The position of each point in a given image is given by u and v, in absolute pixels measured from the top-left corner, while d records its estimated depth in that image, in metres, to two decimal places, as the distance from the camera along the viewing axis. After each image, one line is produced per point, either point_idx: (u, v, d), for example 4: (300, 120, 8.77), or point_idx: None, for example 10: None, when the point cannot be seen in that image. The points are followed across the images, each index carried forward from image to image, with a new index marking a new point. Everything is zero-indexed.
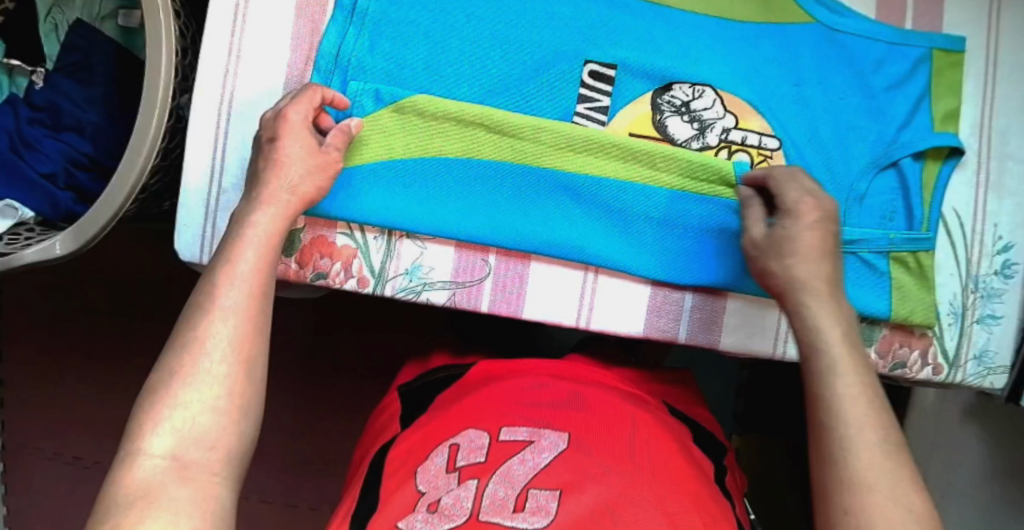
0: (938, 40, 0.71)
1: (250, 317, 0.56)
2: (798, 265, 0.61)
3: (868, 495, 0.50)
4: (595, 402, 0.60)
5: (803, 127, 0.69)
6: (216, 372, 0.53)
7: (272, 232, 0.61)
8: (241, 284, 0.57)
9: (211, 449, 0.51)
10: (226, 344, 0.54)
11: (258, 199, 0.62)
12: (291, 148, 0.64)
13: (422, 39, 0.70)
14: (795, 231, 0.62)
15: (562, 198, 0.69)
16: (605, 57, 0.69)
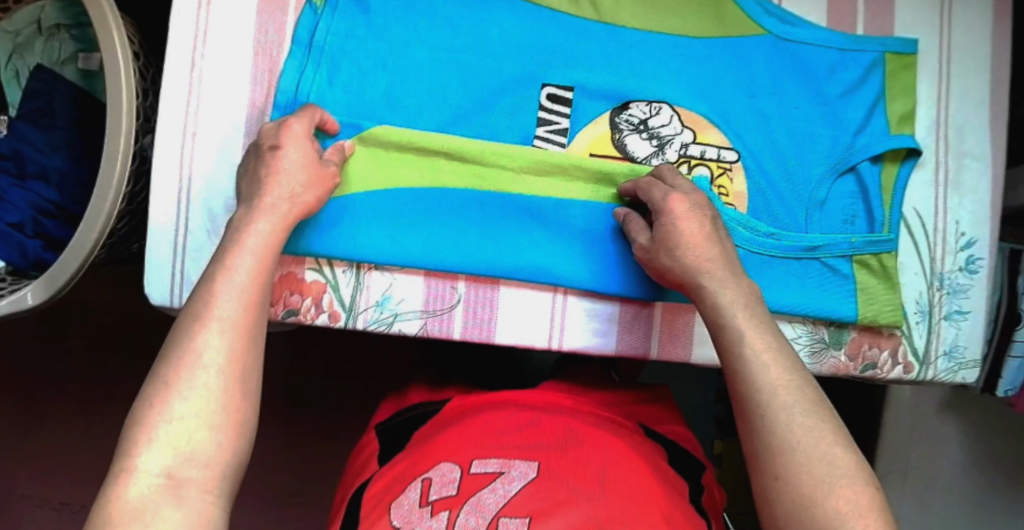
0: (891, 44, 0.72)
1: (241, 329, 0.55)
2: (686, 256, 0.61)
3: (802, 487, 0.51)
4: (566, 431, 0.62)
5: (760, 138, 0.70)
6: (210, 385, 0.52)
7: (268, 240, 0.59)
8: (234, 293, 0.55)
9: (204, 467, 0.50)
10: (219, 356, 0.53)
11: (256, 208, 0.60)
12: (292, 156, 0.62)
13: (381, 72, 0.70)
14: (676, 229, 0.62)
15: (526, 221, 0.70)
16: (563, 80, 0.70)
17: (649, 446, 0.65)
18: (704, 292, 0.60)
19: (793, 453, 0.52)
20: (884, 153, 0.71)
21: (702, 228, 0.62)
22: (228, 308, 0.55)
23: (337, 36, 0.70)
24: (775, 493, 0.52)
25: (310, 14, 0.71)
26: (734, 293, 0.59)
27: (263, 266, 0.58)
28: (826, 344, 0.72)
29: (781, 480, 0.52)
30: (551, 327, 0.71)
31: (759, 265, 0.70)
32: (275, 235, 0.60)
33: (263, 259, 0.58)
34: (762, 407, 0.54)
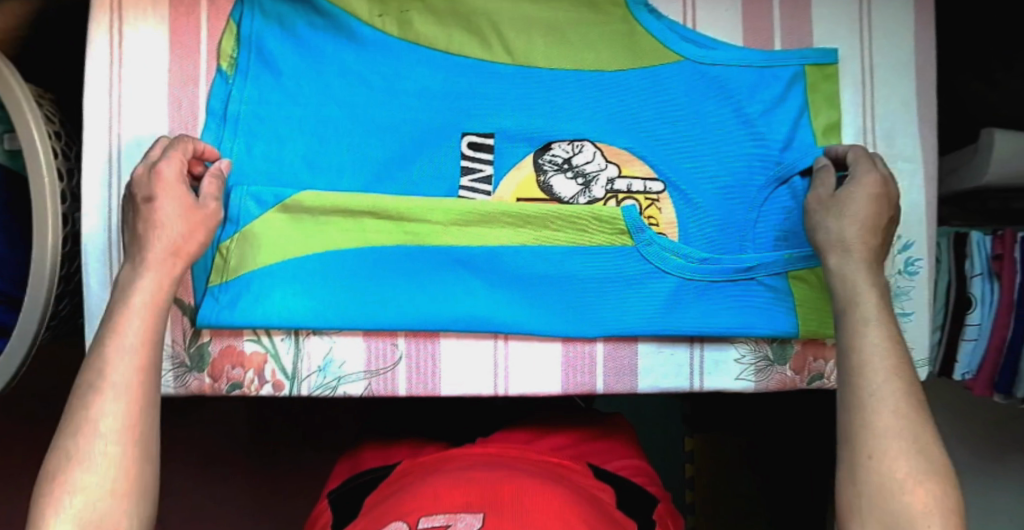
0: (810, 56, 0.71)
1: (137, 394, 0.58)
2: (849, 226, 0.65)
3: (888, 466, 0.55)
4: (497, 484, 0.67)
5: (687, 163, 0.70)
6: (109, 454, 0.56)
7: (154, 297, 0.62)
8: (125, 356, 0.59)
9: None
10: (117, 423, 0.57)
11: (140, 263, 0.63)
12: (168, 208, 0.64)
13: (298, 136, 0.69)
14: (855, 198, 0.65)
15: (460, 272, 0.69)
16: (482, 127, 0.69)
17: (582, 486, 0.70)
18: (840, 270, 0.64)
19: (880, 434, 0.56)
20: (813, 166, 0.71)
21: (874, 204, 0.65)
22: (126, 377, 0.58)
23: (252, 104, 0.70)
24: (865, 473, 0.56)
25: (222, 84, 0.70)
26: (857, 268, 0.63)
27: (153, 323, 0.61)
28: (770, 362, 0.72)
29: (861, 463, 0.56)
30: (495, 373, 0.71)
31: (697, 291, 0.70)
32: (156, 283, 0.63)
33: (151, 320, 0.61)
34: (872, 384, 0.58)
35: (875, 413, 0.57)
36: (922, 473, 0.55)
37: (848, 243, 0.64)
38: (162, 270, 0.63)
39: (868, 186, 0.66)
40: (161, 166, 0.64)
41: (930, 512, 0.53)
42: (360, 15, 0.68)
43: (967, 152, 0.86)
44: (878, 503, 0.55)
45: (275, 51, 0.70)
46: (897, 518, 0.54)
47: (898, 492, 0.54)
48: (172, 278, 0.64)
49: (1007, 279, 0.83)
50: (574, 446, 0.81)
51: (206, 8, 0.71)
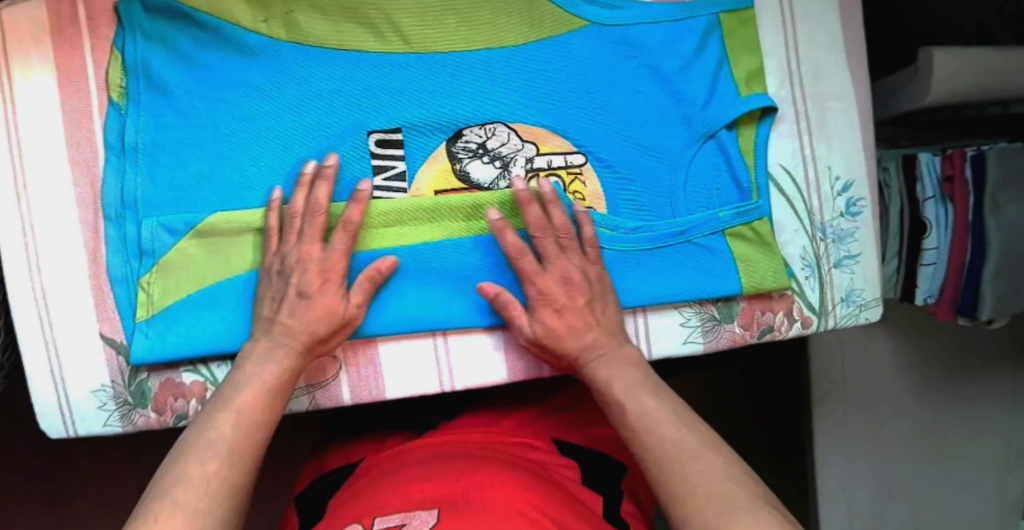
0: (722, 3, 0.69)
1: (241, 455, 0.56)
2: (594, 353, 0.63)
3: None
4: (463, 476, 0.62)
5: (606, 132, 0.68)
6: (190, 516, 0.51)
7: (275, 373, 0.61)
8: (233, 416, 0.58)
9: None
10: (208, 481, 0.53)
11: (275, 345, 0.63)
12: (310, 311, 0.63)
13: (203, 157, 0.67)
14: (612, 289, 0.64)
15: (388, 274, 0.67)
16: (387, 123, 0.67)
17: (541, 468, 0.67)
18: (595, 369, 0.63)
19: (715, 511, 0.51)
20: (739, 117, 0.68)
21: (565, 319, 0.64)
22: (236, 437, 0.57)
23: (149, 132, 0.67)
24: None
25: (116, 116, 0.68)
26: (613, 369, 0.62)
27: (262, 397, 0.60)
28: (717, 321, 0.70)
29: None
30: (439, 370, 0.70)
31: (632, 264, 0.68)
32: (279, 367, 0.62)
33: (256, 394, 0.60)
34: (689, 470, 0.53)
35: (682, 502, 0.52)
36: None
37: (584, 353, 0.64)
38: (288, 351, 0.63)
39: (574, 291, 0.64)
40: (312, 251, 0.63)
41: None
42: (245, 23, 0.65)
43: (908, 73, 0.83)
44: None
45: (164, 74, 0.66)
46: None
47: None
48: (293, 360, 0.63)
49: (960, 200, 0.79)
50: (530, 425, 0.76)
51: (88, 41, 0.68)
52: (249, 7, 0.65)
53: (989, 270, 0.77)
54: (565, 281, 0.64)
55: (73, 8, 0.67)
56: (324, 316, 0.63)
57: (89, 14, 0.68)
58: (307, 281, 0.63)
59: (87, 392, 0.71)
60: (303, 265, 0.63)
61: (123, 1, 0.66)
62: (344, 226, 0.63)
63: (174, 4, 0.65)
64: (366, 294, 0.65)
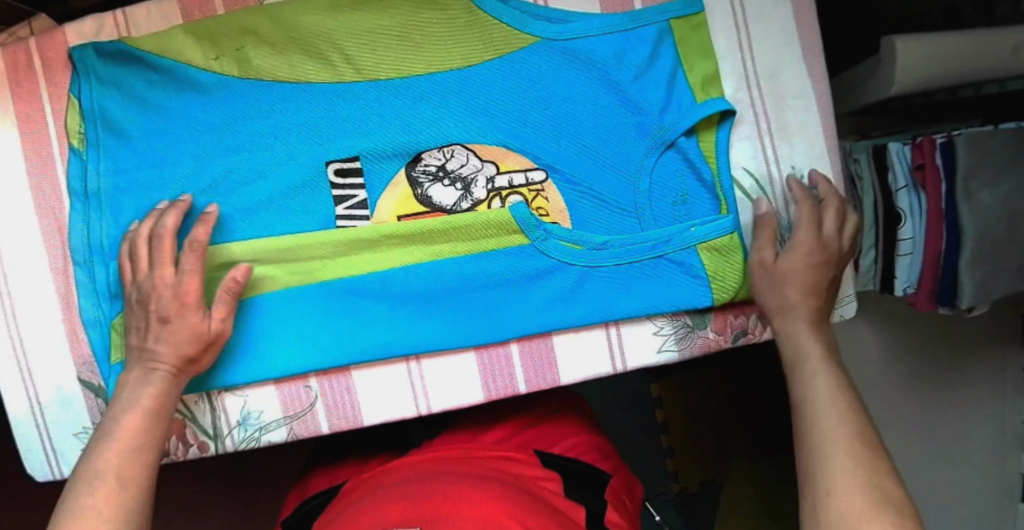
0: (672, 8, 0.68)
1: (133, 479, 0.58)
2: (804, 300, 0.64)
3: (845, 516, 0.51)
4: (436, 495, 0.58)
5: (566, 148, 0.68)
6: None
7: (157, 396, 0.62)
8: (123, 445, 0.59)
9: None
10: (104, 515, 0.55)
11: (146, 371, 0.63)
12: (177, 331, 0.63)
13: (163, 197, 0.67)
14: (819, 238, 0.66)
15: (358, 301, 0.68)
16: (345, 152, 0.67)
17: (519, 481, 0.63)
18: (787, 330, 0.63)
19: (844, 498, 0.52)
20: (697, 123, 0.68)
21: (813, 270, 0.65)
22: (120, 466, 0.58)
23: (110, 175, 0.67)
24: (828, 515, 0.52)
25: (78, 162, 0.68)
26: (803, 329, 0.62)
27: (146, 422, 0.61)
28: (690, 328, 0.70)
29: (824, 516, 0.52)
30: (415, 396, 0.70)
31: (599, 279, 0.68)
32: (157, 392, 0.62)
33: (142, 419, 0.61)
34: (829, 451, 0.54)
35: (829, 473, 0.53)
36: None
37: (788, 302, 0.64)
38: (163, 376, 0.63)
39: (819, 249, 0.65)
40: (168, 277, 0.63)
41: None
42: (198, 62, 0.66)
43: (873, 63, 0.82)
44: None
45: (121, 118, 0.67)
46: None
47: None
48: (173, 382, 0.63)
49: (932, 188, 0.78)
50: (513, 437, 0.73)
51: (46, 89, 0.68)
52: (199, 47, 0.66)
53: (965, 258, 0.76)
54: (822, 243, 0.66)
55: (29, 56, 0.68)
56: (188, 337, 0.63)
57: (44, 62, 0.68)
58: (172, 305, 0.62)
59: (70, 435, 0.71)
60: (163, 291, 0.62)
61: (76, 48, 0.66)
62: (195, 252, 0.63)
63: (125, 49, 0.65)
64: (229, 308, 0.64)
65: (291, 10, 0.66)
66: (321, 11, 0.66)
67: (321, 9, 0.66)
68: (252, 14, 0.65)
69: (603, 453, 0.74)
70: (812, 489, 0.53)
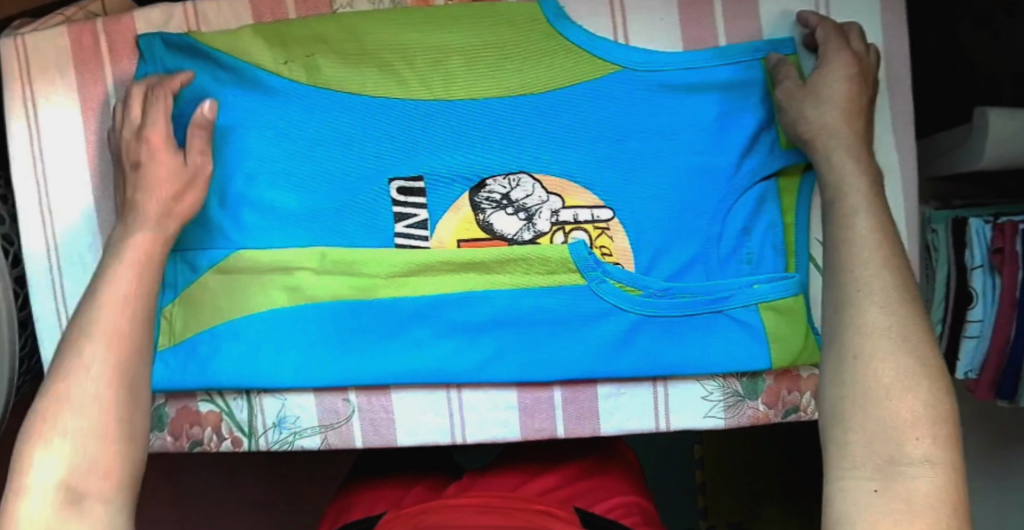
0: (762, 48, 0.65)
1: (125, 334, 0.53)
2: (829, 112, 0.59)
3: (874, 378, 0.48)
4: None
5: (637, 187, 0.65)
6: (89, 394, 0.50)
7: (144, 250, 0.58)
8: (122, 297, 0.54)
9: (67, 514, 0.46)
10: (100, 361, 0.51)
11: (130, 221, 0.59)
12: (151, 171, 0.61)
13: (222, 193, 0.67)
14: (831, 82, 0.60)
15: (407, 325, 0.67)
16: (409, 171, 0.66)
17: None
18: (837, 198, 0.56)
19: (878, 356, 0.49)
20: (779, 170, 0.65)
21: (851, 84, 0.60)
22: (118, 319, 0.53)
23: None
24: (849, 376, 0.49)
25: None
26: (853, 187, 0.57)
27: (141, 272, 0.57)
28: (740, 397, 0.68)
29: (850, 374, 0.49)
30: (452, 423, 0.70)
31: (653, 330, 0.66)
32: (147, 242, 0.58)
33: (138, 271, 0.57)
34: (862, 303, 0.51)
35: (862, 333, 0.50)
36: (944, 421, 0.46)
37: (834, 124, 0.59)
38: (152, 227, 0.59)
39: (845, 77, 0.60)
40: (146, 145, 0.62)
41: (926, 465, 0.46)
42: (266, 65, 0.65)
43: (963, 131, 0.77)
44: (875, 442, 0.47)
45: (183, 111, 0.66)
46: (851, 492, 0.46)
47: (894, 412, 0.47)
48: (162, 236, 0.59)
49: (1008, 274, 0.74)
50: (565, 486, 0.70)
51: (111, 72, 0.69)
52: (269, 49, 0.65)
53: None
54: (856, 55, 0.61)
55: (95, 38, 0.68)
56: (163, 179, 0.61)
57: (111, 45, 0.68)
58: (154, 165, 0.61)
59: None
60: (145, 158, 0.61)
61: (144, 36, 0.67)
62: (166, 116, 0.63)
63: (194, 44, 0.65)
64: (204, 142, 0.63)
65: (364, 19, 0.65)
66: (395, 23, 0.64)
67: (396, 19, 0.65)
68: (325, 21, 0.65)
69: (647, 516, 0.69)
70: (836, 348, 0.51)
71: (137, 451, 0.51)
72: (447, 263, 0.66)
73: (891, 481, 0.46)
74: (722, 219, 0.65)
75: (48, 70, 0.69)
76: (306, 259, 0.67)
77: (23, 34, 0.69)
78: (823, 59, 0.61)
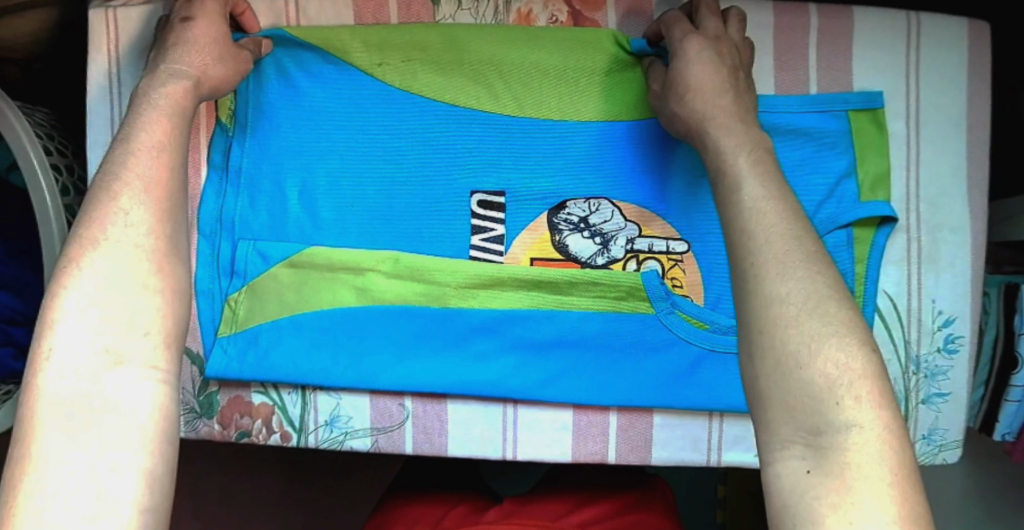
0: (853, 100, 0.66)
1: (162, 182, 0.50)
2: (694, 103, 0.56)
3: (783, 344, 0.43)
4: None
5: (712, 223, 0.66)
6: (129, 239, 0.48)
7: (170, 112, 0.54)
8: (148, 157, 0.51)
9: (113, 365, 0.45)
10: (143, 209, 0.49)
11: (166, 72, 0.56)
12: (202, 26, 0.59)
13: (302, 188, 0.68)
14: (690, 68, 0.57)
15: (473, 337, 0.67)
16: (492, 185, 0.67)
17: None
18: None
19: (786, 323, 0.43)
20: (856, 220, 0.66)
21: (710, 66, 0.57)
22: (150, 173, 0.50)
23: (254, 156, 0.68)
24: (759, 352, 0.43)
25: (222, 135, 0.69)
26: None
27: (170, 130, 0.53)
28: None
29: (755, 354, 0.43)
30: (503, 439, 0.69)
31: (715, 364, 0.66)
32: (176, 92, 0.55)
33: (167, 125, 0.53)
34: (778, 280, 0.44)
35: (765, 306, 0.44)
36: (869, 370, 0.42)
37: (703, 110, 0.55)
38: (185, 78, 0.57)
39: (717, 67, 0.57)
40: (191, 15, 0.60)
41: (858, 429, 0.41)
42: (360, 65, 0.67)
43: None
44: (793, 417, 0.42)
45: (274, 101, 0.67)
46: (782, 475, 0.41)
47: (809, 381, 0.42)
48: (193, 89, 0.57)
49: None
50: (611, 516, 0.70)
51: None
52: (365, 49, 0.66)
53: None
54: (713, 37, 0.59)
55: None
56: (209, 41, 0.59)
57: None
58: (193, 32, 0.59)
59: None
60: (181, 25, 0.59)
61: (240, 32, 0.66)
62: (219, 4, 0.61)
63: (288, 37, 0.66)
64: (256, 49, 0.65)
65: (461, 30, 0.66)
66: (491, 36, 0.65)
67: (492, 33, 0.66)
68: (425, 28, 0.66)
69: None
70: (743, 329, 0.45)
71: (183, 306, 0.49)
72: (519, 279, 0.66)
73: (822, 457, 0.41)
74: None
75: (137, 49, 0.70)
76: (378, 262, 0.67)
77: (115, 7, 0.69)
78: (674, 52, 0.59)
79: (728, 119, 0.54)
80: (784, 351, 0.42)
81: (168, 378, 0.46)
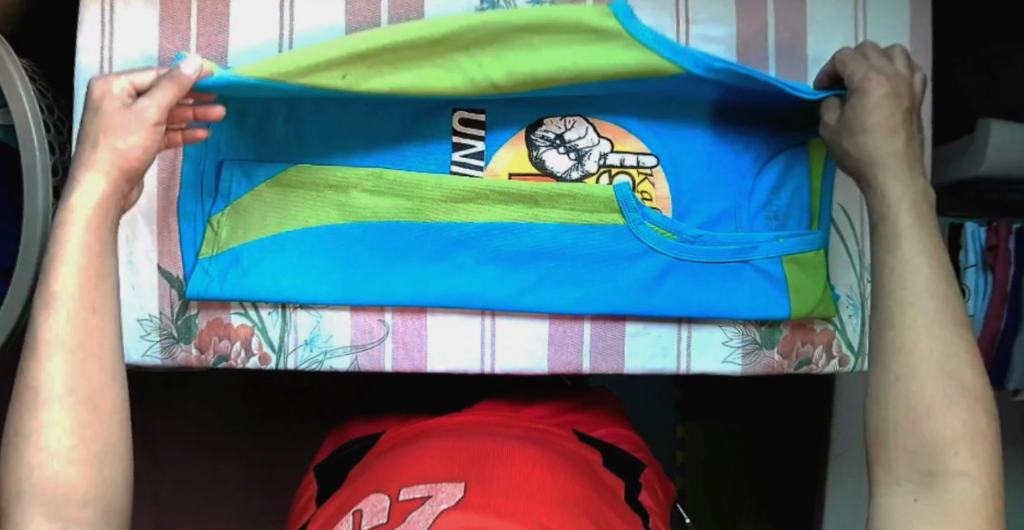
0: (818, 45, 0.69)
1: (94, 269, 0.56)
2: (871, 140, 0.61)
3: (912, 381, 0.53)
4: (471, 448, 0.59)
5: (681, 142, 0.71)
6: (66, 345, 0.54)
7: (101, 195, 0.57)
8: (75, 250, 0.56)
9: (74, 475, 0.53)
10: (68, 318, 0.54)
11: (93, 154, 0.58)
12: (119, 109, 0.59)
13: (285, 111, 0.70)
14: (869, 104, 0.61)
15: (452, 250, 0.69)
16: (472, 103, 0.70)
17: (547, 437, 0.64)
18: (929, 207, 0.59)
19: (909, 381, 0.54)
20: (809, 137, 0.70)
21: (886, 104, 0.61)
22: (84, 262, 0.56)
23: None
24: (889, 392, 0.54)
25: None
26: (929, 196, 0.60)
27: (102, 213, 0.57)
28: (758, 345, 0.72)
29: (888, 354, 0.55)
30: (483, 351, 0.72)
31: (684, 272, 0.70)
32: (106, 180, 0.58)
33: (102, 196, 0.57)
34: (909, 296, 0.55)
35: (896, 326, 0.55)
36: (974, 434, 0.52)
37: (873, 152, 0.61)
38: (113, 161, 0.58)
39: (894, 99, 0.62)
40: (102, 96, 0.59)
41: (964, 478, 0.51)
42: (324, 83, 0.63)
43: (963, 143, 0.86)
44: (911, 461, 0.53)
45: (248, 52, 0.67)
46: (895, 506, 0.53)
47: (927, 436, 0.52)
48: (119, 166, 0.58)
49: (1001, 271, 0.82)
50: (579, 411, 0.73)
51: None
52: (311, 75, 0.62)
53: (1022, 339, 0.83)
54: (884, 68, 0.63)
55: None
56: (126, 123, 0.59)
57: None
58: (110, 117, 0.59)
59: (133, 319, 0.71)
60: (94, 109, 0.59)
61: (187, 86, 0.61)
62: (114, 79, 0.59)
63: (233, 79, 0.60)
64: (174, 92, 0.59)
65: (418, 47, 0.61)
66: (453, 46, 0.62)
67: (465, 29, 0.62)
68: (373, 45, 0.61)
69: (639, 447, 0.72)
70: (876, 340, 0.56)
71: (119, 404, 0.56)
72: (496, 194, 0.68)
73: (931, 497, 0.52)
74: (756, 176, 0.70)
75: None
76: (355, 177, 0.69)
77: None
78: (853, 88, 0.62)
79: (897, 166, 0.60)
80: (913, 397, 0.53)
81: (106, 474, 0.54)
